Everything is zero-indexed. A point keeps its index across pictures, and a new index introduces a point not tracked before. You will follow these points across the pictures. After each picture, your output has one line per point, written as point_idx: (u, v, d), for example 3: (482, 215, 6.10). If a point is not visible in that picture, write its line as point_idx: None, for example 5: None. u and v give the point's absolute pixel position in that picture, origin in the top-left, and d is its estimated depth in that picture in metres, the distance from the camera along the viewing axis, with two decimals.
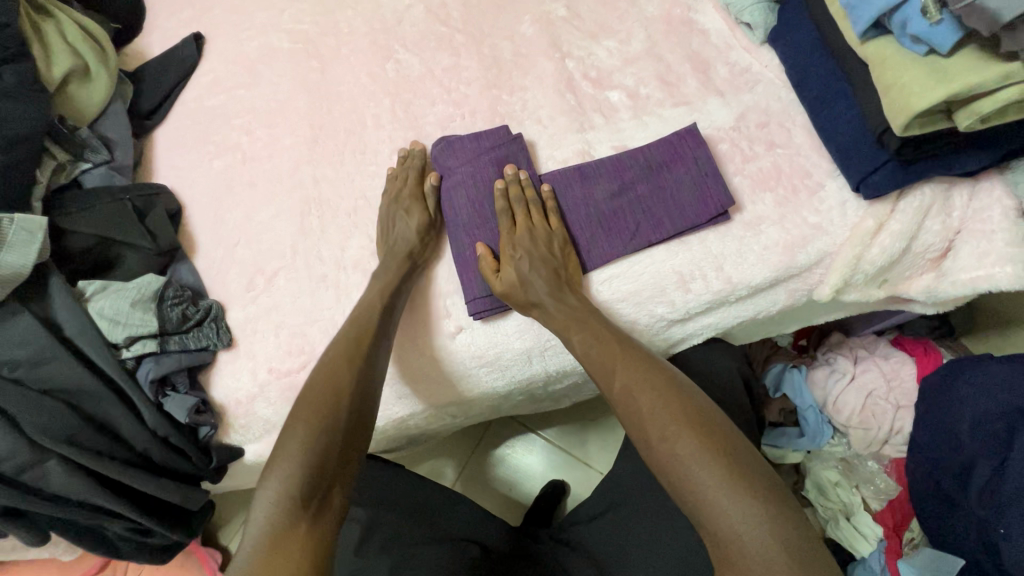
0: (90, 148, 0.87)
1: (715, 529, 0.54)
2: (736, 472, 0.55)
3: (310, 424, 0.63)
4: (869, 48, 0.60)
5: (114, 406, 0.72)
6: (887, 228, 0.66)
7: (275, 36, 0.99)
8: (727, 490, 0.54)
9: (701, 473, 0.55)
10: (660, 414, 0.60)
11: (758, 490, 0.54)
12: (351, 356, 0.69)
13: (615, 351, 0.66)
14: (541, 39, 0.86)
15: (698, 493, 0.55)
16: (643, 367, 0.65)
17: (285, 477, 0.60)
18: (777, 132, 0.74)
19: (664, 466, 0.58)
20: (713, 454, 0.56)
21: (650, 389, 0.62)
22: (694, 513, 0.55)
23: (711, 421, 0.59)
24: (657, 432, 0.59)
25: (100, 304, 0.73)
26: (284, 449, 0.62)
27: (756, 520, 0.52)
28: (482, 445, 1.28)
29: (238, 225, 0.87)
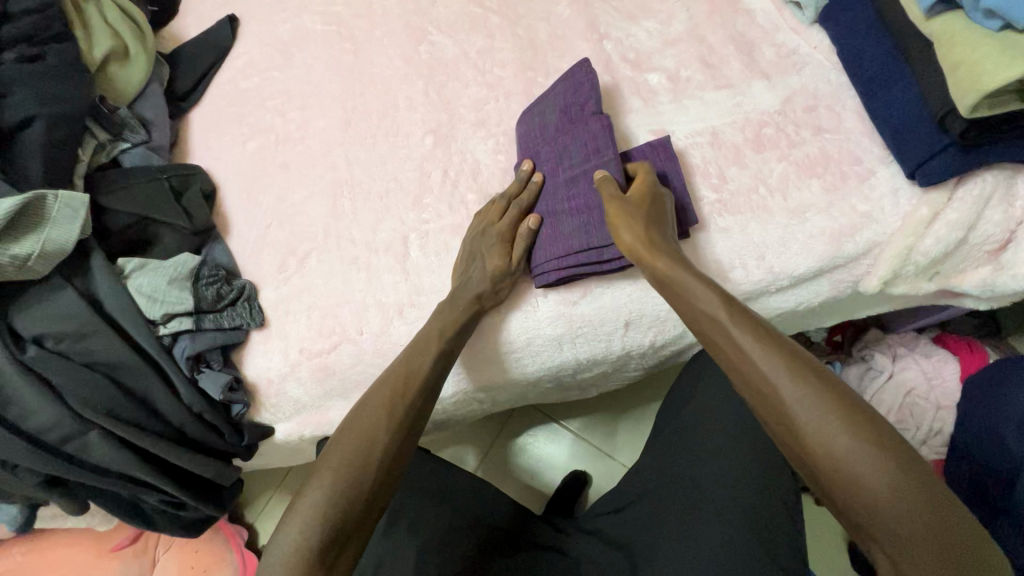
0: (129, 128, 0.88)
1: (902, 563, 0.49)
2: (935, 508, 0.48)
3: (343, 474, 0.62)
4: (935, 25, 0.57)
5: (152, 380, 0.73)
6: (943, 217, 0.63)
7: (309, 18, 0.99)
8: (926, 526, 0.48)
9: (895, 506, 0.49)
10: (842, 429, 0.52)
11: (966, 533, 0.48)
12: (394, 405, 0.68)
13: (767, 341, 0.57)
14: (578, 21, 0.84)
15: (886, 527, 0.49)
16: (808, 364, 0.56)
17: (310, 525, 0.59)
18: (826, 116, 0.71)
19: (843, 490, 0.51)
20: (912, 486, 0.49)
21: (826, 403, 0.53)
22: (878, 542, 0.50)
23: (904, 443, 0.51)
24: (836, 450, 0.51)
25: (141, 280, 0.75)
26: (311, 494, 0.61)
27: (954, 563, 0.47)
28: (503, 434, 1.28)
29: (272, 206, 0.88)
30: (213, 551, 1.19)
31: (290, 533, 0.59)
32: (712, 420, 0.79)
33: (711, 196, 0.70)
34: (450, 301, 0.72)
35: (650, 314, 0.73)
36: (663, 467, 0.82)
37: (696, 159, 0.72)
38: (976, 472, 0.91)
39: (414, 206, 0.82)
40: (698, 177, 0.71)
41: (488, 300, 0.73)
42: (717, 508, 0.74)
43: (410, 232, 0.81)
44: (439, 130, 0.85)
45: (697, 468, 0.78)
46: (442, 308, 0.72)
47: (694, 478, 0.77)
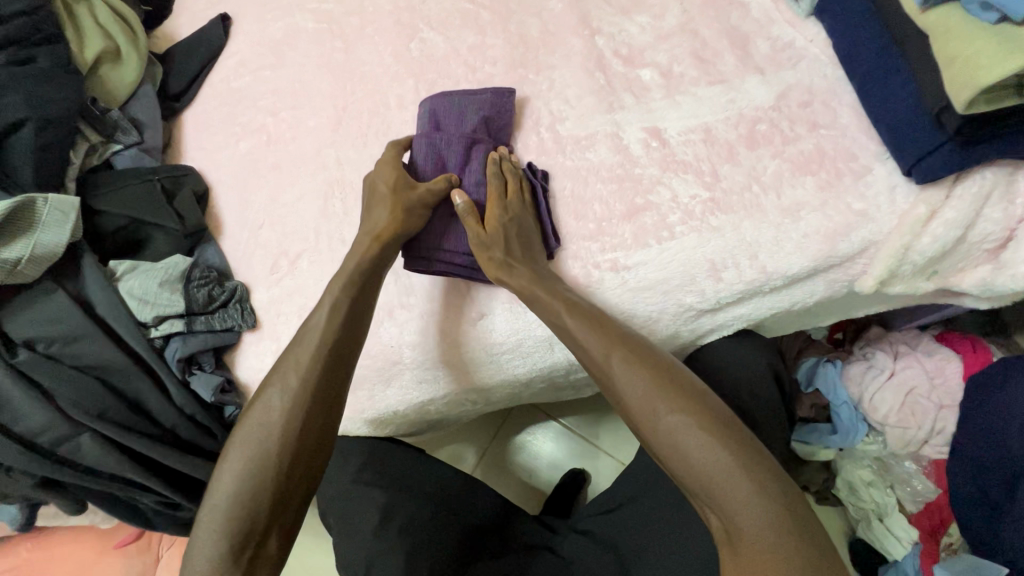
0: (121, 130, 0.88)
1: (724, 515, 0.54)
2: (738, 458, 0.55)
3: (247, 466, 0.61)
4: (930, 17, 0.55)
5: (144, 383, 0.74)
6: (940, 215, 0.61)
7: (300, 16, 0.98)
8: (736, 475, 0.54)
9: (708, 459, 0.55)
10: (661, 396, 0.59)
11: (767, 481, 0.54)
12: (302, 377, 0.65)
13: (607, 332, 0.64)
14: (569, 16, 0.83)
15: (706, 482, 0.55)
16: (637, 345, 0.63)
17: (222, 519, 0.59)
18: (822, 112, 0.69)
19: (667, 455, 0.57)
20: (720, 439, 0.56)
21: (643, 374, 0.60)
22: (705, 499, 0.55)
23: (711, 405, 0.58)
24: (653, 415, 0.58)
25: (131, 284, 0.75)
26: (219, 491, 0.61)
27: (763, 508, 0.53)
28: (500, 433, 1.27)
29: (264, 207, 0.87)
30: None
31: (206, 533, 0.59)
32: None
33: (703, 195, 0.69)
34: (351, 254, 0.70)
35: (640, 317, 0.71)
36: (657, 468, 0.81)
37: (688, 157, 0.71)
38: (978, 473, 0.89)
39: None
40: (690, 175, 0.70)
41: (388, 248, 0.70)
42: None
43: None
44: None
45: None
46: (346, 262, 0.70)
47: None
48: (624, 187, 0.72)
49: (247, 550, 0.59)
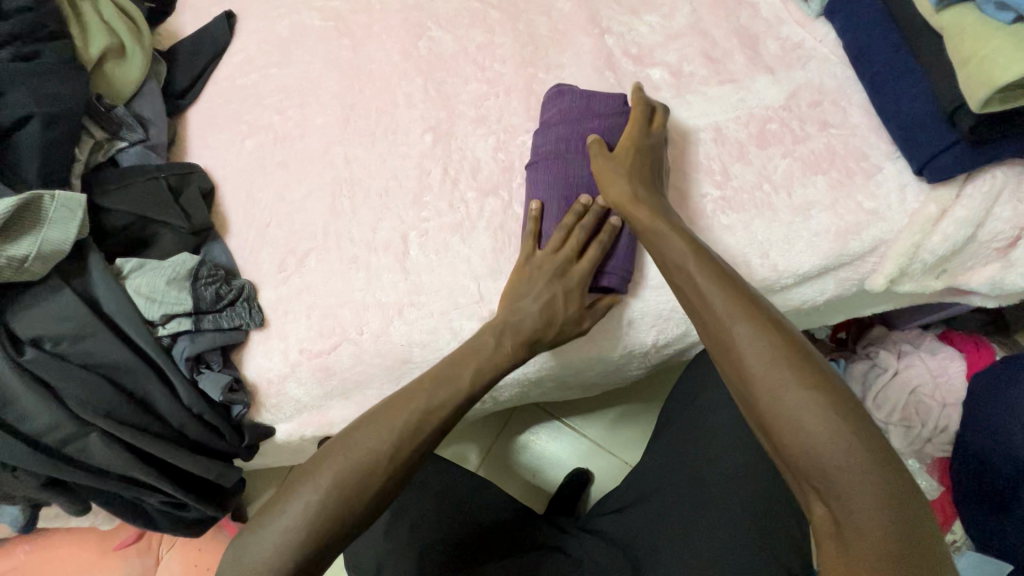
0: (126, 127, 0.87)
1: (842, 508, 0.47)
2: (870, 456, 0.47)
3: (334, 495, 0.56)
4: (944, 17, 0.55)
5: (151, 382, 0.73)
6: (951, 214, 0.62)
7: (307, 14, 0.98)
8: (869, 470, 0.47)
9: (841, 448, 0.47)
10: (793, 369, 0.51)
11: (903, 488, 0.47)
12: (406, 433, 0.61)
13: (733, 292, 0.56)
14: (579, 15, 0.83)
15: (829, 469, 0.47)
16: (770, 314, 0.56)
17: (290, 532, 0.55)
18: (831, 111, 0.69)
19: (788, 432, 0.50)
20: (855, 428, 0.48)
21: (772, 339, 0.53)
22: (822, 488, 0.48)
23: (849, 394, 0.51)
24: (778, 386, 0.51)
25: (138, 282, 0.74)
26: (292, 509, 0.55)
27: (894, 513, 0.45)
28: (504, 432, 1.27)
29: (270, 205, 0.87)
30: (216, 547, 1.19)
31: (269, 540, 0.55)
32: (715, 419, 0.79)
33: (714, 194, 0.69)
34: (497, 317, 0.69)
35: (652, 314, 0.74)
36: (667, 466, 0.81)
37: (699, 156, 0.71)
38: (982, 471, 0.90)
39: (414, 204, 0.81)
40: (701, 174, 0.70)
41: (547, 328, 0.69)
42: (719, 507, 0.73)
43: (410, 230, 0.80)
44: (439, 126, 0.84)
45: (701, 468, 0.77)
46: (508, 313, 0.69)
47: (695, 477, 0.77)
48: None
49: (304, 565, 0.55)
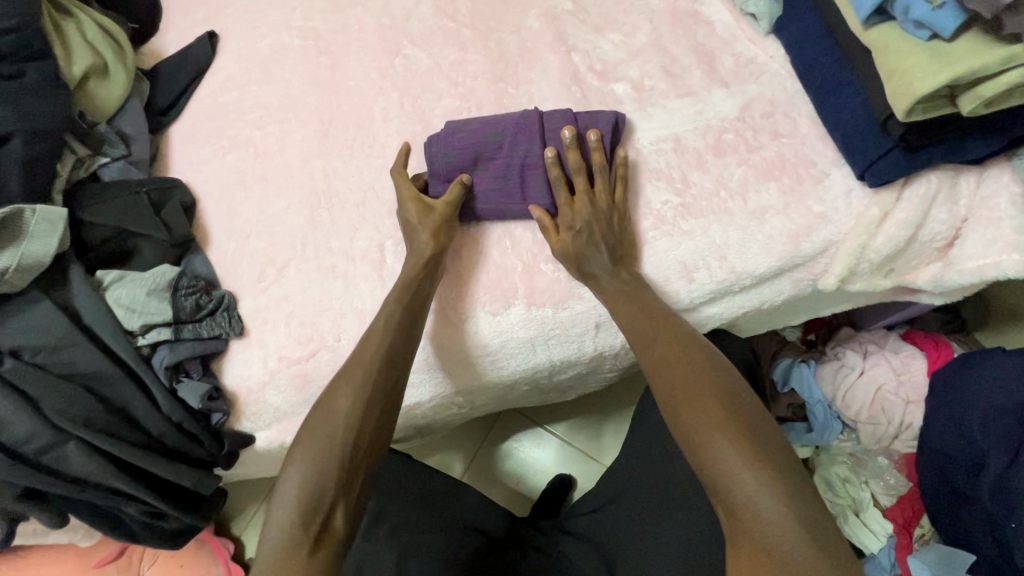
0: (108, 143, 0.89)
1: (734, 513, 0.54)
2: (756, 457, 0.55)
3: (322, 454, 0.64)
4: (872, 34, 0.59)
5: (130, 391, 0.74)
6: (892, 216, 0.66)
7: (286, 33, 1.01)
8: (755, 478, 0.53)
9: (727, 458, 0.55)
10: (689, 390, 0.60)
11: (788, 482, 0.54)
12: (373, 386, 0.68)
13: (656, 324, 0.67)
14: (547, 33, 0.87)
15: (721, 478, 0.55)
16: (680, 343, 0.65)
17: (292, 504, 0.62)
18: (782, 122, 0.74)
19: (688, 448, 0.58)
20: (744, 440, 0.56)
21: (682, 362, 0.63)
22: (718, 495, 0.55)
23: (745, 411, 0.59)
24: (678, 405, 0.60)
25: (119, 293, 0.76)
26: (289, 485, 0.64)
27: (778, 503, 0.52)
28: (488, 441, 1.29)
29: (251, 218, 0.89)
30: (198, 562, 1.19)
31: (279, 520, 0.62)
32: None
33: (674, 200, 0.73)
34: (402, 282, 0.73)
35: None
36: (641, 465, 0.83)
37: (660, 165, 0.75)
38: (944, 465, 0.93)
39: (390, 214, 0.84)
40: (662, 182, 0.74)
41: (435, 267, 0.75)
42: (692, 503, 0.76)
43: (387, 239, 0.83)
44: (414, 140, 0.87)
45: (672, 466, 0.79)
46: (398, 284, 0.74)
47: (667, 474, 0.79)
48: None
49: (304, 544, 0.60)
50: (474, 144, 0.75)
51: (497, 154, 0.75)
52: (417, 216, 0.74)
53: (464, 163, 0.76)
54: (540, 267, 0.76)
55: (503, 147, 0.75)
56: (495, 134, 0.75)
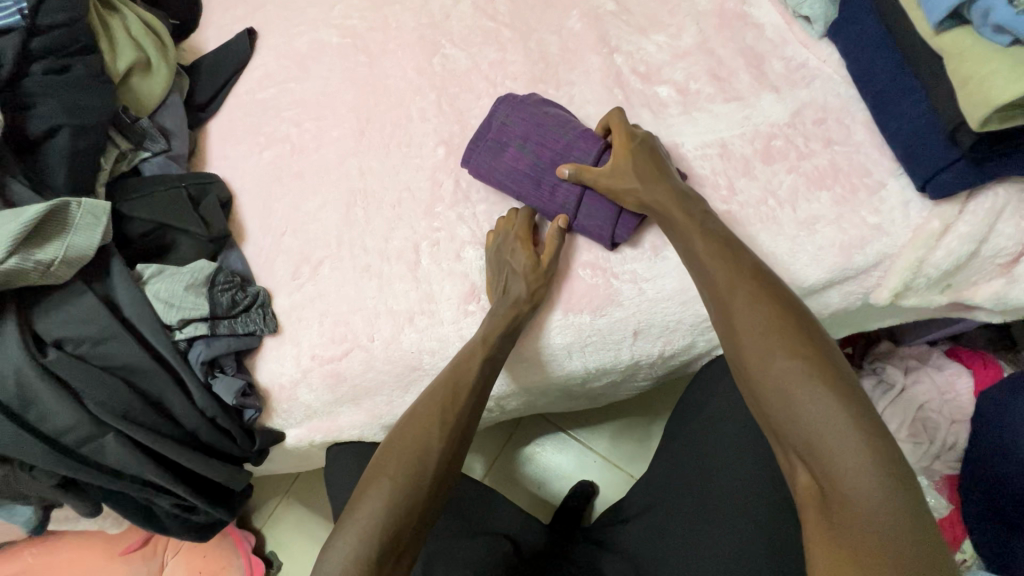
0: (149, 138, 0.90)
1: (823, 472, 0.51)
2: (855, 417, 0.51)
3: (395, 483, 0.63)
4: (944, 40, 0.56)
5: (167, 385, 0.75)
6: (954, 230, 0.63)
7: (325, 31, 1.02)
8: (855, 445, 0.50)
9: (822, 416, 0.51)
10: (777, 339, 0.56)
11: (888, 449, 0.50)
12: (444, 414, 0.68)
13: (736, 268, 0.62)
14: (588, 34, 0.86)
15: (816, 438, 0.51)
16: (763, 287, 0.60)
17: (362, 528, 0.60)
18: (835, 128, 0.71)
19: (772, 400, 0.55)
20: (839, 397, 0.52)
21: (768, 308, 0.58)
22: (807, 457, 0.52)
23: (838, 367, 0.54)
24: (766, 355, 0.56)
25: (157, 287, 0.77)
26: (363, 510, 0.61)
27: (878, 469, 0.49)
28: (510, 444, 1.28)
29: (287, 215, 0.90)
30: (221, 554, 1.20)
31: (346, 541, 0.59)
32: (722, 429, 0.79)
33: (721, 208, 0.71)
34: (497, 305, 0.72)
35: (659, 325, 0.74)
36: (675, 476, 0.81)
37: (706, 171, 0.73)
38: (991, 489, 0.90)
39: (426, 214, 0.83)
40: (707, 189, 0.72)
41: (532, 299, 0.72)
42: (730, 519, 0.73)
43: (421, 240, 0.82)
44: (451, 141, 0.86)
45: (707, 480, 0.77)
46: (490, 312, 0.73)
47: (703, 488, 0.77)
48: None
49: None
50: (539, 126, 0.77)
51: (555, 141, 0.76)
52: (506, 236, 0.75)
53: (521, 136, 0.77)
54: (578, 273, 0.75)
55: (562, 141, 0.75)
56: (559, 125, 0.76)
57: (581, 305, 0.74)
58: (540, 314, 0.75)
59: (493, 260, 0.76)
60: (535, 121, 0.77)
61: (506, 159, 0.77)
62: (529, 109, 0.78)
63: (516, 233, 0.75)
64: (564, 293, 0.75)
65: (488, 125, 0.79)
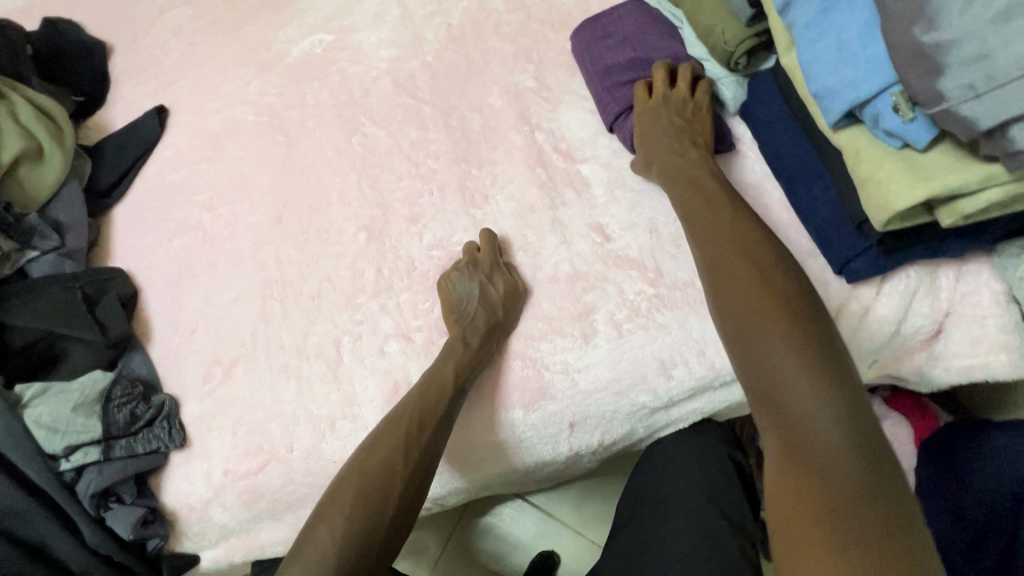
0: (38, 235, 0.82)
1: (785, 425, 0.48)
2: (817, 367, 0.49)
3: (354, 523, 0.58)
4: (842, 137, 0.57)
5: (50, 526, 0.66)
6: (873, 311, 0.63)
7: (240, 109, 0.97)
8: (809, 394, 0.48)
9: (792, 370, 0.49)
10: (752, 292, 0.55)
11: (853, 403, 0.47)
12: (409, 447, 0.63)
13: (720, 219, 0.62)
14: (509, 112, 0.85)
15: (768, 375, 0.50)
16: (746, 237, 0.60)
17: (311, 568, 0.55)
18: (753, 207, 0.71)
19: (742, 345, 0.54)
20: (804, 347, 0.50)
21: (740, 261, 0.58)
22: (765, 402, 0.51)
23: (823, 328, 0.52)
24: (741, 305, 0.55)
25: (40, 410, 0.68)
26: (316, 548, 0.57)
27: (831, 416, 0.47)
28: (464, 517, 1.21)
29: (198, 309, 0.83)
30: None
31: None
32: (666, 523, 0.73)
33: (647, 290, 0.71)
34: (460, 340, 0.69)
35: (593, 416, 0.70)
36: (626, 573, 0.73)
37: (632, 253, 0.73)
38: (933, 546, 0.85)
39: (347, 306, 0.78)
40: (634, 271, 0.72)
41: (481, 360, 0.69)
42: None
43: (343, 335, 0.77)
44: (372, 226, 0.82)
45: (659, 575, 0.70)
46: (449, 348, 0.70)
47: None
48: (575, 284, 0.73)
49: None
50: (642, 35, 0.81)
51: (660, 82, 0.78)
52: (466, 267, 0.74)
53: (625, 33, 0.82)
54: (511, 365, 0.71)
55: (650, 51, 0.80)
56: (620, 71, 0.80)
57: (521, 378, 0.70)
58: (496, 363, 0.72)
59: (450, 302, 0.74)
60: (598, 70, 0.81)
61: (600, 46, 0.82)
62: (641, 18, 0.82)
63: (483, 265, 0.73)
64: (512, 349, 0.72)
65: (630, 35, 0.81)
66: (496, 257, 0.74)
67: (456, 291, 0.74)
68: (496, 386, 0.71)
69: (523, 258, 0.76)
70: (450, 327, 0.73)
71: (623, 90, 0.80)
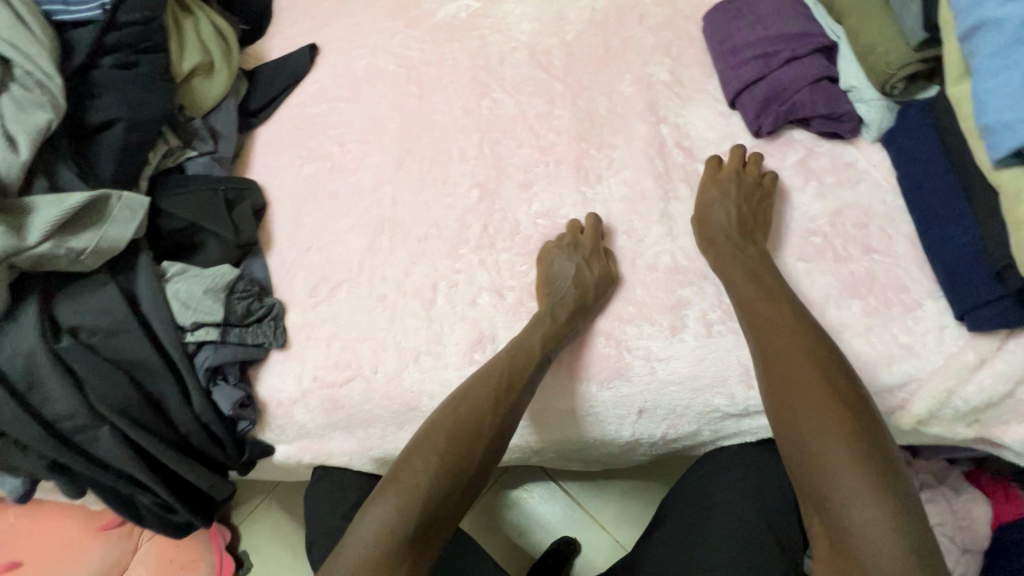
0: (199, 138, 0.94)
1: (834, 520, 0.52)
2: (874, 475, 0.52)
3: (444, 456, 0.63)
4: (1004, 176, 0.57)
5: (168, 385, 0.76)
6: (989, 365, 0.60)
7: (383, 58, 1.04)
8: (866, 500, 0.51)
9: (847, 477, 0.53)
10: (811, 394, 0.58)
11: (908, 513, 0.51)
12: (496, 400, 0.67)
13: (787, 319, 0.64)
14: (638, 101, 0.86)
15: (823, 473, 0.54)
16: (806, 339, 0.62)
17: (403, 494, 0.61)
18: (876, 236, 0.69)
19: (797, 443, 0.57)
20: (861, 450, 0.54)
21: (806, 359, 0.60)
22: (818, 505, 0.54)
23: (868, 424, 0.56)
24: (797, 407, 0.58)
25: (176, 287, 0.78)
26: (410, 471, 0.62)
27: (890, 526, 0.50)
28: (496, 485, 1.25)
29: (316, 231, 0.91)
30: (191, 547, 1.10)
31: (387, 502, 0.60)
32: (717, 526, 0.73)
33: None
34: (553, 311, 0.72)
35: (665, 408, 0.72)
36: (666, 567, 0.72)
37: None
38: None
39: (449, 254, 0.83)
40: None
41: (568, 333, 0.72)
42: None
43: (440, 280, 0.82)
44: (486, 185, 0.86)
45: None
46: (541, 316, 0.73)
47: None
48: (673, 276, 0.74)
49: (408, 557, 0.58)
50: (778, 15, 0.80)
51: (788, 63, 0.77)
52: (568, 242, 0.77)
53: (758, 14, 0.81)
54: (596, 342, 0.73)
55: (782, 31, 0.79)
56: (748, 49, 0.80)
57: (603, 358, 0.72)
58: (580, 338, 0.74)
59: (545, 272, 0.77)
60: (725, 48, 0.83)
61: (731, 27, 0.83)
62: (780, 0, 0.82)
63: (584, 244, 0.76)
64: (598, 328, 0.74)
65: (763, 15, 0.81)
66: (598, 241, 0.77)
67: (554, 263, 0.77)
68: (576, 362, 0.73)
69: (624, 241, 0.78)
70: (542, 296, 0.76)
71: (749, 67, 0.79)
